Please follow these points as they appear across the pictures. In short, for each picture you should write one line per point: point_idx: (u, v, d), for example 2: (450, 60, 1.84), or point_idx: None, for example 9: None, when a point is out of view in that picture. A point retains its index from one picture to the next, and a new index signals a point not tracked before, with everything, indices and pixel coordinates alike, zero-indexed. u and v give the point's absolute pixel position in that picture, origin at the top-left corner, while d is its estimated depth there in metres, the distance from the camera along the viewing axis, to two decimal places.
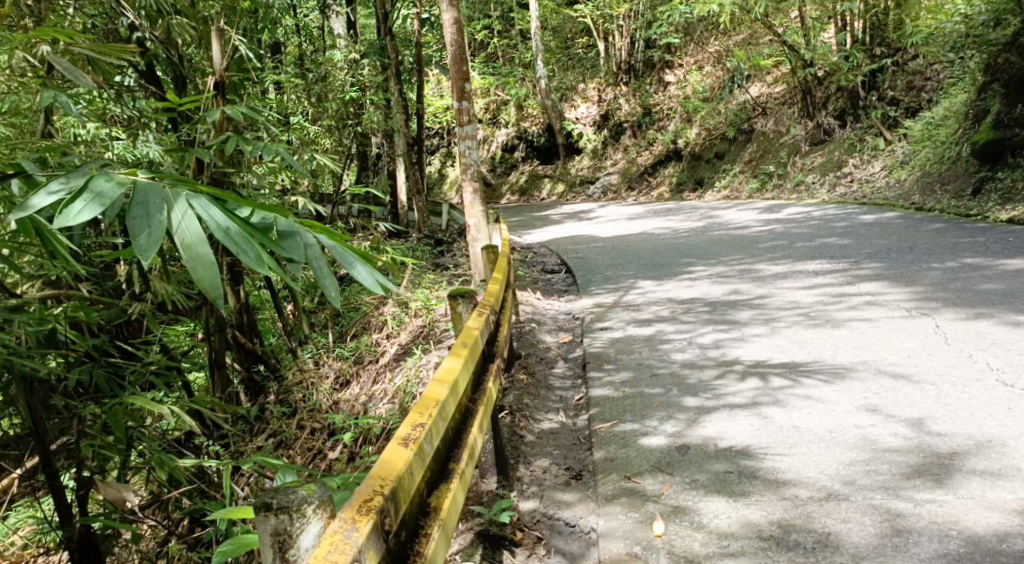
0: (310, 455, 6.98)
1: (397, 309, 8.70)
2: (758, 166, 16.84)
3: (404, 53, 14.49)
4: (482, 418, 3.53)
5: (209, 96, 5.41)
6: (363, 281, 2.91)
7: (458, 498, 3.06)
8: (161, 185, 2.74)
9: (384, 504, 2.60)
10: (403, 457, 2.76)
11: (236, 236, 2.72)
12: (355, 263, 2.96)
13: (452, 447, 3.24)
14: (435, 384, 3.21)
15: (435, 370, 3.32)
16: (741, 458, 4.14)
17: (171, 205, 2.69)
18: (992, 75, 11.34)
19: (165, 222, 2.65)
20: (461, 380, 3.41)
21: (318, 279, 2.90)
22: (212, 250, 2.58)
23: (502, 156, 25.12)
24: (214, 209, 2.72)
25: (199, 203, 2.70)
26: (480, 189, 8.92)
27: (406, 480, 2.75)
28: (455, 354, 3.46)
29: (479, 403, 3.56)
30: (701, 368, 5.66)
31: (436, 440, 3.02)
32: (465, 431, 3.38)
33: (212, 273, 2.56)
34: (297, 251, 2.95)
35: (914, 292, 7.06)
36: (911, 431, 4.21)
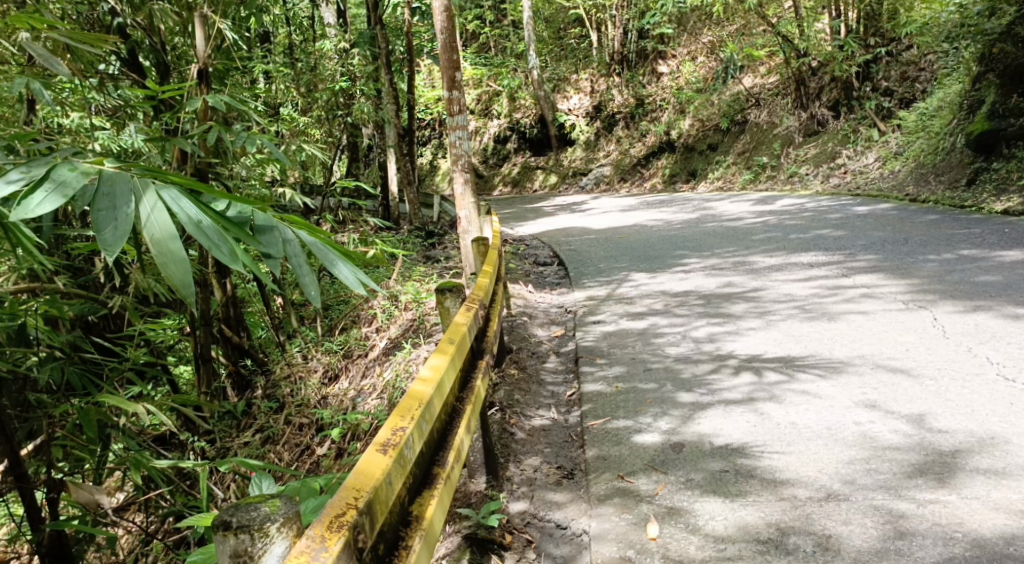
0: (297, 451, 6.84)
1: (387, 302, 8.57)
2: (752, 157, 16.74)
3: (394, 42, 14.34)
4: (470, 418, 3.40)
5: (190, 83, 5.27)
6: (345, 281, 2.80)
7: (442, 505, 2.94)
8: (130, 175, 2.61)
9: (358, 519, 2.47)
10: (380, 466, 2.63)
11: (208, 229, 2.60)
12: (337, 262, 2.85)
13: (437, 450, 3.12)
14: (418, 384, 3.07)
15: (420, 370, 3.18)
16: (737, 456, 4.03)
17: (139, 197, 2.56)
18: (987, 65, 11.26)
19: (132, 215, 2.52)
20: (448, 377, 3.28)
21: (297, 277, 2.79)
22: (182, 245, 2.46)
23: (494, 147, 24.96)
24: (186, 201, 2.59)
25: (170, 194, 2.57)
26: (471, 179, 8.77)
27: (384, 491, 2.61)
28: (440, 351, 3.32)
29: (466, 402, 3.42)
30: (695, 362, 5.54)
31: (418, 444, 2.88)
32: (451, 432, 3.26)
33: (182, 270, 2.43)
34: (275, 247, 2.84)
35: (910, 285, 6.96)
36: (911, 428, 4.11)
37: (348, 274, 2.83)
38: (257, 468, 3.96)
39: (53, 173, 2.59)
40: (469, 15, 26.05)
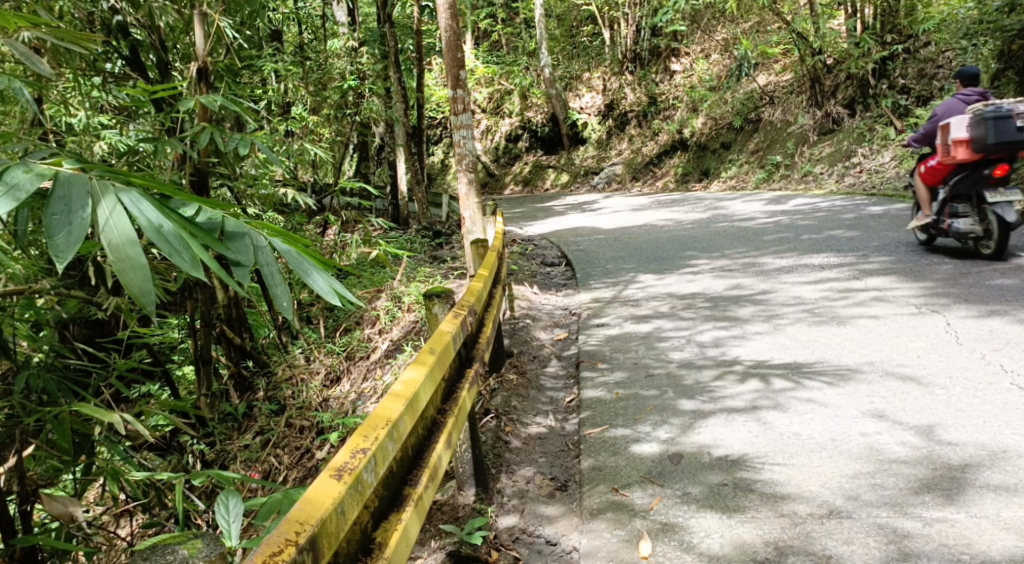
0: (296, 455, 6.72)
1: (390, 303, 8.46)
2: (765, 156, 16.52)
3: (404, 41, 14.25)
4: (450, 431, 3.28)
5: (182, 83, 5.17)
6: (318, 290, 2.97)
7: (410, 530, 2.78)
8: (87, 178, 2.68)
9: (300, 556, 2.29)
10: (332, 494, 2.45)
11: (169, 234, 2.68)
12: (310, 271, 3.00)
13: (410, 468, 2.98)
14: (389, 400, 2.91)
15: (394, 383, 3.04)
16: (737, 469, 3.89)
17: (96, 200, 2.62)
18: (1006, 62, 11.05)
19: (88, 219, 2.59)
20: (425, 390, 3.14)
21: (269, 285, 2.94)
22: (141, 252, 2.53)
23: (506, 146, 24.78)
24: (147, 205, 2.68)
25: (129, 198, 2.65)
26: (476, 179, 8.65)
27: (336, 521, 2.44)
28: (417, 363, 3.18)
29: (447, 415, 3.31)
30: (699, 368, 5.39)
31: (382, 466, 2.71)
32: (427, 447, 3.13)
33: (141, 275, 2.50)
34: (247, 254, 3.02)
35: (923, 288, 6.78)
36: (920, 439, 3.96)
37: (320, 283, 2.97)
38: (233, 483, 3.94)
39: (7, 175, 2.62)
40: (481, 13, 25.90)
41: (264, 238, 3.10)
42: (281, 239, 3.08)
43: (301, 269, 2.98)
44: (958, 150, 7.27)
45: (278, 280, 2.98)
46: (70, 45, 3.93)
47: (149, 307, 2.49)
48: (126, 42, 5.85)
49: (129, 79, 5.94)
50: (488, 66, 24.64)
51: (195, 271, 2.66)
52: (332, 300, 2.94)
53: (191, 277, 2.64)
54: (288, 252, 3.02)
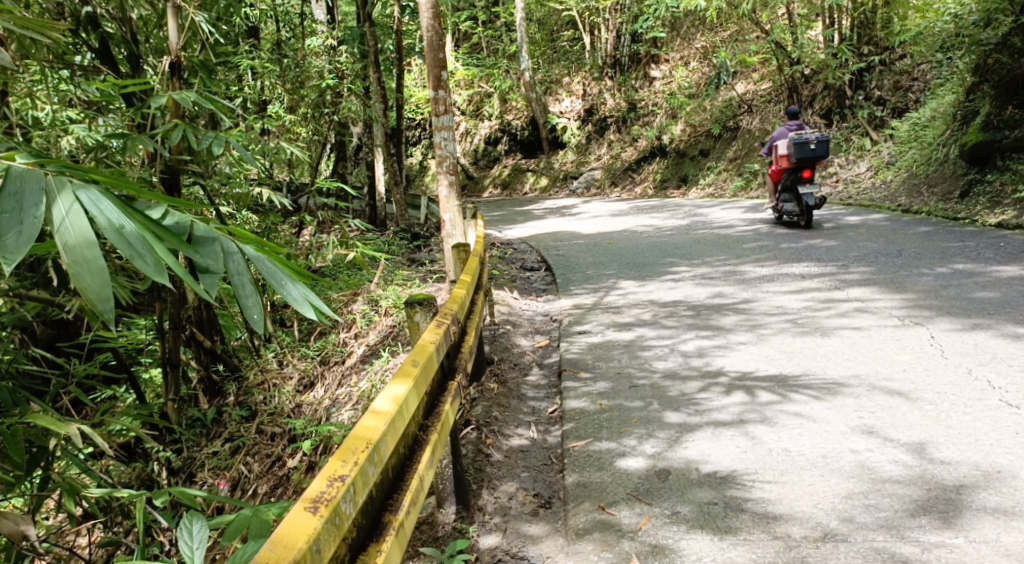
0: (268, 463, 6.53)
1: (366, 307, 8.28)
2: (743, 164, 16.50)
3: (383, 41, 14.09)
4: (434, 448, 3.14)
5: (153, 79, 4.97)
6: (291, 301, 2.85)
7: (391, 560, 2.64)
8: (42, 173, 2.55)
9: None
10: (308, 530, 2.31)
11: (132, 236, 2.55)
12: (284, 282, 2.88)
13: (392, 491, 2.84)
14: (370, 418, 2.76)
15: (375, 399, 2.89)
16: (726, 487, 3.77)
17: (51, 198, 2.50)
18: (982, 76, 11.09)
19: (43, 218, 2.47)
20: (409, 407, 2.99)
21: (239, 295, 2.82)
22: (100, 254, 2.42)
23: (485, 148, 24.65)
24: (109, 203, 2.54)
25: (89, 196, 2.52)
26: (456, 181, 8.48)
27: (312, 558, 2.29)
28: (400, 376, 3.03)
29: (430, 431, 3.16)
30: (683, 379, 5.28)
31: (363, 494, 2.57)
32: (409, 466, 2.99)
33: (99, 280, 2.41)
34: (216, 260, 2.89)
35: (905, 299, 6.72)
36: (912, 458, 3.86)
37: (294, 294, 2.85)
38: (197, 498, 3.78)
39: None
40: (462, 15, 25.75)
41: (235, 244, 2.97)
42: (252, 246, 2.96)
43: (274, 279, 2.85)
44: (782, 161, 10.86)
45: (249, 289, 2.86)
46: (34, 34, 3.67)
47: (106, 312, 2.38)
48: (95, 35, 5.65)
49: (100, 72, 5.75)
50: (468, 68, 24.51)
51: (158, 275, 2.51)
52: (306, 311, 2.81)
53: (154, 282, 2.50)
54: (260, 260, 2.89)
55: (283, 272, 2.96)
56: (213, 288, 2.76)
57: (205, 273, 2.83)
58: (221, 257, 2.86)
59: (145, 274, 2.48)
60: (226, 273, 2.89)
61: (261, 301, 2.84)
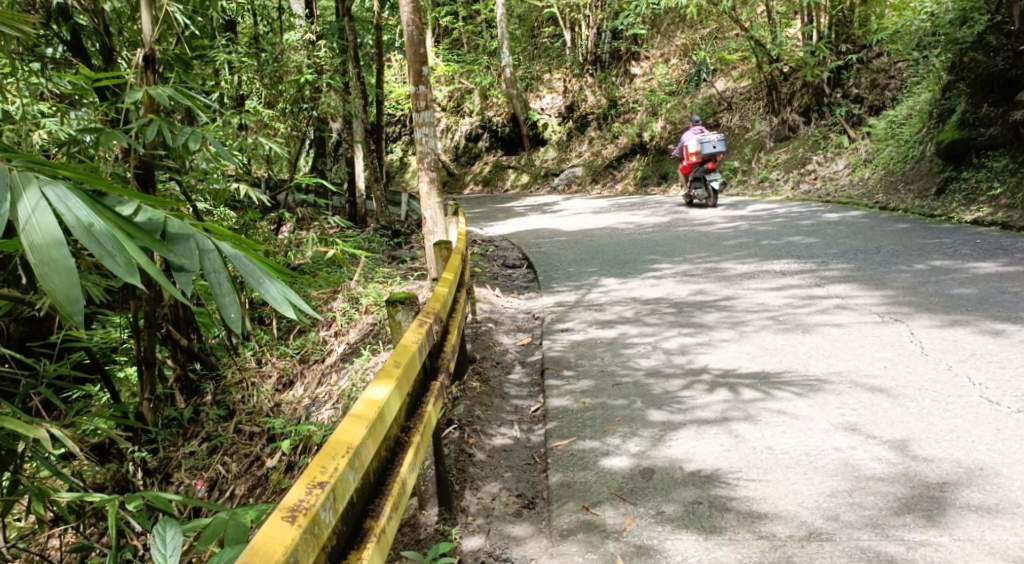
0: (247, 463, 6.46)
1: (347, 305, 8.19)
2: (723, 161, 16.54)
3: (363, 36, 14.00)
4: (416, 451, 3.09)
5: (126, 73, 4.86)
6: (269, 300, 2.80)
7: None
8: (8, 170, 2.48)
9: None
10: (284, 542, 2.26)
11: (101, 235, 2.49)
12: (262, 280, 2.83)
13: (372, 496, 2.79)
14: (350, 423, 2.71)
15: (355, 403, 2.83)
16: (711, 485, 3.76)
17: (17, 195, 2.43)
18: (958, 74, 11.18)
19: (9, 216, 2.41)
20: (390, 409, 2.94)
21: (216, 294, 2.76)
22: (68, 255, 2.37)
23: (465, 145, 24.57)
24: (76, 201, 2.49)
25: (56, 193, 2.46)
26: (437, 178, 8.42)
27: None
28: (381, 378, 2.98)
29: (412, 434, 3.11)
30: (667, 377, 5.26)
31: (342, 502, 2.52)
32: (391, 470, 2.95)
33: (68, 282, 2.36)
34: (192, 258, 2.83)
35: (885, 296, 6.75)
36: (895, 455, 3.86)
37: (273, 293, 2.80)
38: (172, 502, 3.73)
39: None
40: (442, 11, 25.66)
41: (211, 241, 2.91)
42: (230, 243, 2.90)
43: (252, 277, 2.80)
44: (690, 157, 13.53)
45: (226, 288, 2.81)
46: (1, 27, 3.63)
47: (74, 314, 2.33)
48: (68, 28, 5.57)
49: (71, 65, 5.64)
50: (448, 64, 24.44)
51: (129, 275, 2.46)
52: (285, 310, 2.77)
53: (124, 282, 2.45)
54: (237, 258, 2.84)
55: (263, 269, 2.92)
56: (189, 287, 2.71)
57: (180, 271, 2.77)
58: (198, 256, 2.81)
59: (116, 275, 2.43)
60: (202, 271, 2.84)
61: (240, 300, 2.80)
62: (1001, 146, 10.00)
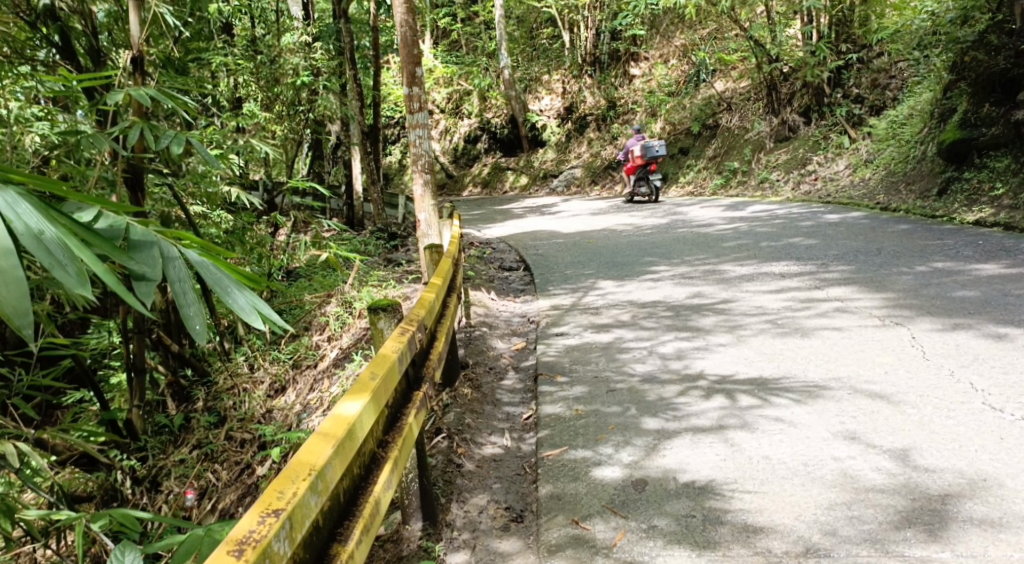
0: (238, 471, 6.34)
1: (340, 308, 8.04)
2: (723, 162, 16.41)
3: (360, 38, 13.90)
4: (392, 466, 2.99)
5: (107, 73, 4.76)
6: (233, 309, 2.79)
7: None
8: None
9: None
10: None
11: (52, 242, 2.45)
12: (227, 288, 2.82)
13: (343, 517, 2.69)
14: (316, 442, 2.60)
15: (324, 419, 2.73)
16: (705, 497, 3.65)
17: None
18: (959, 74, 11.06)
19: None
20: (364, 425, 2.83)
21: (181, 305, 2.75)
22: (16, 264, 2.33)
23: (464, 147, 24.47)
24: (27, 207, 2.46)
25: (6, 199, 2.43)
26: (431, 180, 8.29)
27: None
28: (354, 392, 2.87)
29: (388, 450, 3.01)
30: (662, 383, 5.14)
31: (303, 528, 2.42)
32: (364, 488, 2.84)
33: (17, 294, 2.33)
34: (155, 266, 2.81)
35: (885, 299, 6.63)
36: (895, 465, 3.75)
37: (238, 303, 2.80)
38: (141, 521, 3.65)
39: None
40: (440, 13, 25.55)
41: (175, 248, 2.89)
42: (196, 250, 2.89)
43: (218, 286, 2.80)
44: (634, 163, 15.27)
45: (190, 298, 2.80)
46: None
47: (21, 327, 2.31)
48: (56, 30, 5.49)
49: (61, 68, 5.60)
50: (447, 66, 24.34)
51: (80, 286, 2.45)
52: (251, 320, 2.77)
53: (75, 292, 2.43)
54: (203, 267, 2.83)
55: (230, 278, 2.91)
56: (150, 296, 2.70)
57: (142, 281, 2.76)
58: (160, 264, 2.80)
59: (65, 286, 2.41)
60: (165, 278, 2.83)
61: (204, 310, 2.79)
62: (1003, 146, 9.87)
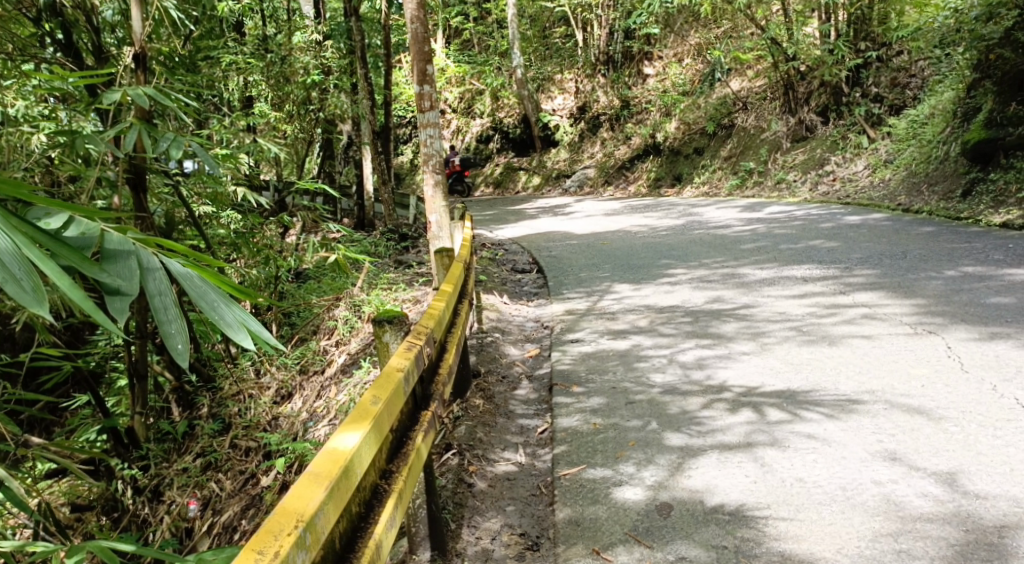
0: (241, 481, 6.03)
1: (348, 311, 7.73)
2: (738, 162, 16.09)
3: (370, 37, 13.68)
4: (397, 502, 2.75)
5: (105, 70, 4.49)
6: (216, 322, 2.67)
7: None
8: None
9: None
10: None
11: (5, 255, 2.31)
12: (209, 301, 2.70)
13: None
14: (305, 484, 2.37)
15: (319, 453, 2.50)
16: (736, 526, 3.45)
17: None
18: (984, 72, 10.69)
19: None
20: (364, 454, 2.60)
21: (161, 322, 2.63)
22: None
23: (476, 147, 24.24)
24: None
25: None
26: (443, 180, 8.02)
27: None
28: (353, 420, 2.63)
29: (391, 484, 2.77)
30: (684, 394, 4.86)
31: None
32: (364, 529, 2.60)
33: None
34: (130, 276, 2.66)
35: (915, 305, 6.32)
36: (943, 491, 3.53)
37: (224, 318, 2.68)
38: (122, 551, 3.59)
39: None
40: (453, 12, 25.32)
41: (155, 256, 2.75)
42: (180, 260, 2.75)
43: (203, 302, 2.68)
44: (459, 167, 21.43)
45: (171, 314, 2.67)
46: None
47: None
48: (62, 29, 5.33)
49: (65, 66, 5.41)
50: (459, 65, 24.09)
51: (37, 304, 2.32)
52: (236, 337, 2.64)
53: (32, 310, 2.31)
54: (186, 279, 2.70)
55: (217, 291, 2.78)
56: (124, 313, 2.57)
57: (116, 293, 2.62)
58: (136, 277, 2.64)
59: (22, 304, 2.28)
60: (142, 290, 2.69)
61: (186, 327, 2.67)
62: None
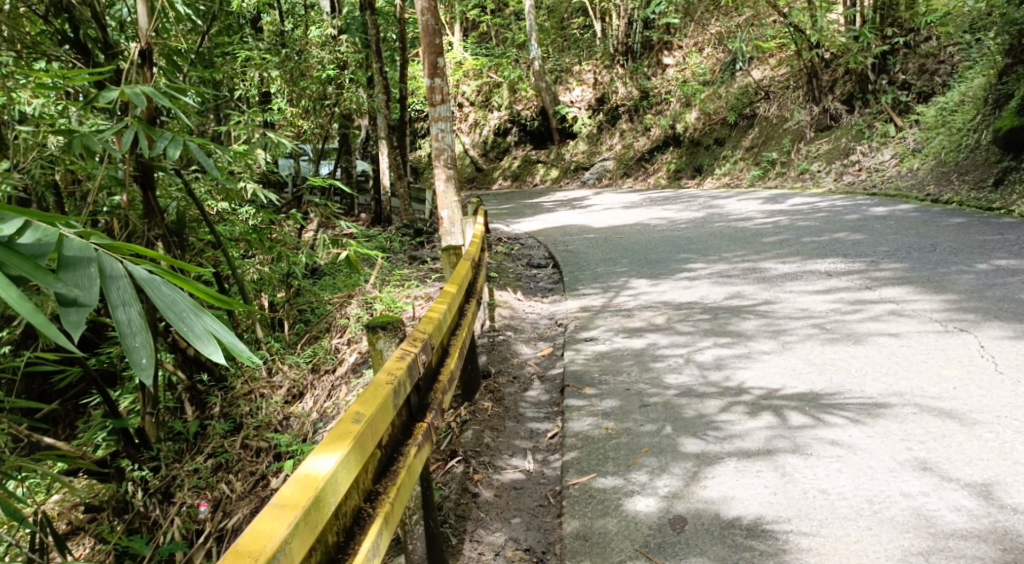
0: (251, 483, 5.86)
1: (360, 309, 7.53)
2: (761, 153, 15.77)
3: (385, 29, 13.46)
4: (380, 528, 2.59)
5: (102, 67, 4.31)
6: (183, 334, 2.54)
7: None
8: None
9: None
10: None
11: None
12: (177, 311, 2.57)
13: None
14: (268, 520, 2.26)
15: (288, 484, 2.39)
16: (756, 543, 3.27)
17: None
18: (1016, 57, 10.34)
19: None
20: (339, 481, 2.46)
21: (122, 334, 2.50)
22: None
23: (494, 140, 24.06)
24: None
25: None
26: (455, 174, 7.86)
27: None
28: (326, 445, 2.50)
29: (373, 510, 2.61)
30: (701, 397, 4.65)
31: None
32: (342, 561, 2.46)
33: None
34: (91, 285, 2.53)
35: (944, 301, 6.06)
36: (978, 504, 3.33)
37: (191, 329, 2.55)
38: None
39: None
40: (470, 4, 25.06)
41: (120, 262, 2.61)
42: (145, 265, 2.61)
43: (170, 313, 2.55)
44: None
45: (137, 325, 2.55)
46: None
47: None
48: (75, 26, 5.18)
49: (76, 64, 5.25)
50: (476, 58, 23.83)
51: None
52: (204, 350, 2.52)
53: None
54: (151, 287, 2.56)
55: (186, 300, 2.64)
56: (79, 327, 2.45)
57: (75, 304, 2.49)
58: (96, 286, 2.50)
59: None
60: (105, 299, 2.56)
61: (152, 339, 2.55)
62: None
